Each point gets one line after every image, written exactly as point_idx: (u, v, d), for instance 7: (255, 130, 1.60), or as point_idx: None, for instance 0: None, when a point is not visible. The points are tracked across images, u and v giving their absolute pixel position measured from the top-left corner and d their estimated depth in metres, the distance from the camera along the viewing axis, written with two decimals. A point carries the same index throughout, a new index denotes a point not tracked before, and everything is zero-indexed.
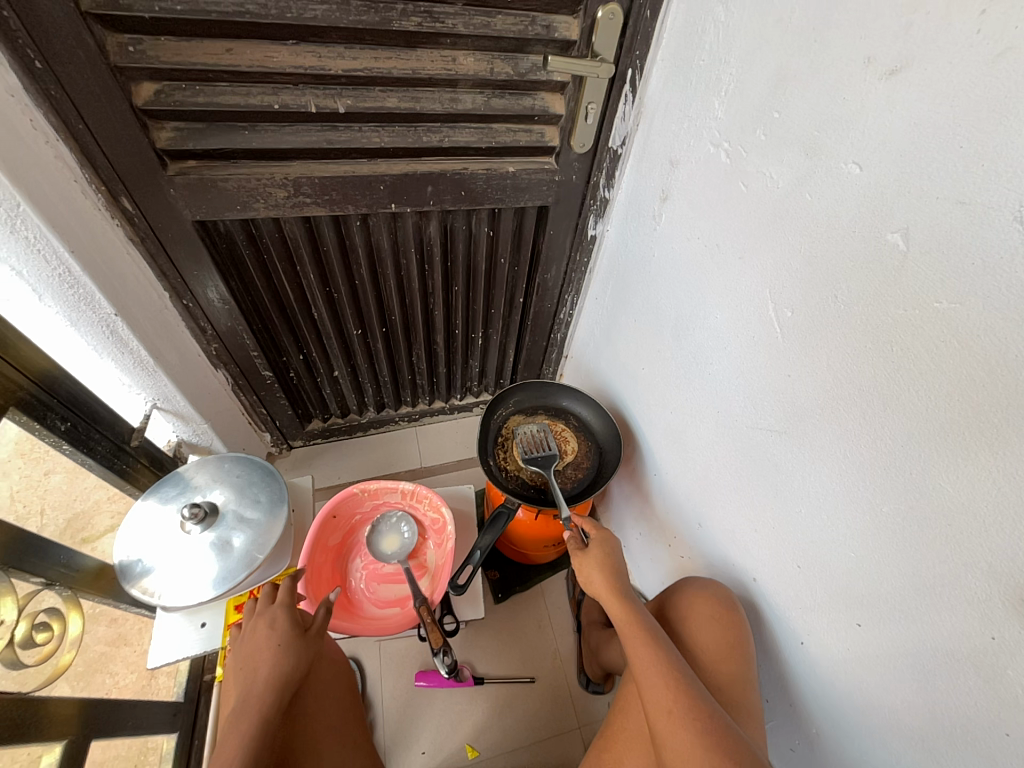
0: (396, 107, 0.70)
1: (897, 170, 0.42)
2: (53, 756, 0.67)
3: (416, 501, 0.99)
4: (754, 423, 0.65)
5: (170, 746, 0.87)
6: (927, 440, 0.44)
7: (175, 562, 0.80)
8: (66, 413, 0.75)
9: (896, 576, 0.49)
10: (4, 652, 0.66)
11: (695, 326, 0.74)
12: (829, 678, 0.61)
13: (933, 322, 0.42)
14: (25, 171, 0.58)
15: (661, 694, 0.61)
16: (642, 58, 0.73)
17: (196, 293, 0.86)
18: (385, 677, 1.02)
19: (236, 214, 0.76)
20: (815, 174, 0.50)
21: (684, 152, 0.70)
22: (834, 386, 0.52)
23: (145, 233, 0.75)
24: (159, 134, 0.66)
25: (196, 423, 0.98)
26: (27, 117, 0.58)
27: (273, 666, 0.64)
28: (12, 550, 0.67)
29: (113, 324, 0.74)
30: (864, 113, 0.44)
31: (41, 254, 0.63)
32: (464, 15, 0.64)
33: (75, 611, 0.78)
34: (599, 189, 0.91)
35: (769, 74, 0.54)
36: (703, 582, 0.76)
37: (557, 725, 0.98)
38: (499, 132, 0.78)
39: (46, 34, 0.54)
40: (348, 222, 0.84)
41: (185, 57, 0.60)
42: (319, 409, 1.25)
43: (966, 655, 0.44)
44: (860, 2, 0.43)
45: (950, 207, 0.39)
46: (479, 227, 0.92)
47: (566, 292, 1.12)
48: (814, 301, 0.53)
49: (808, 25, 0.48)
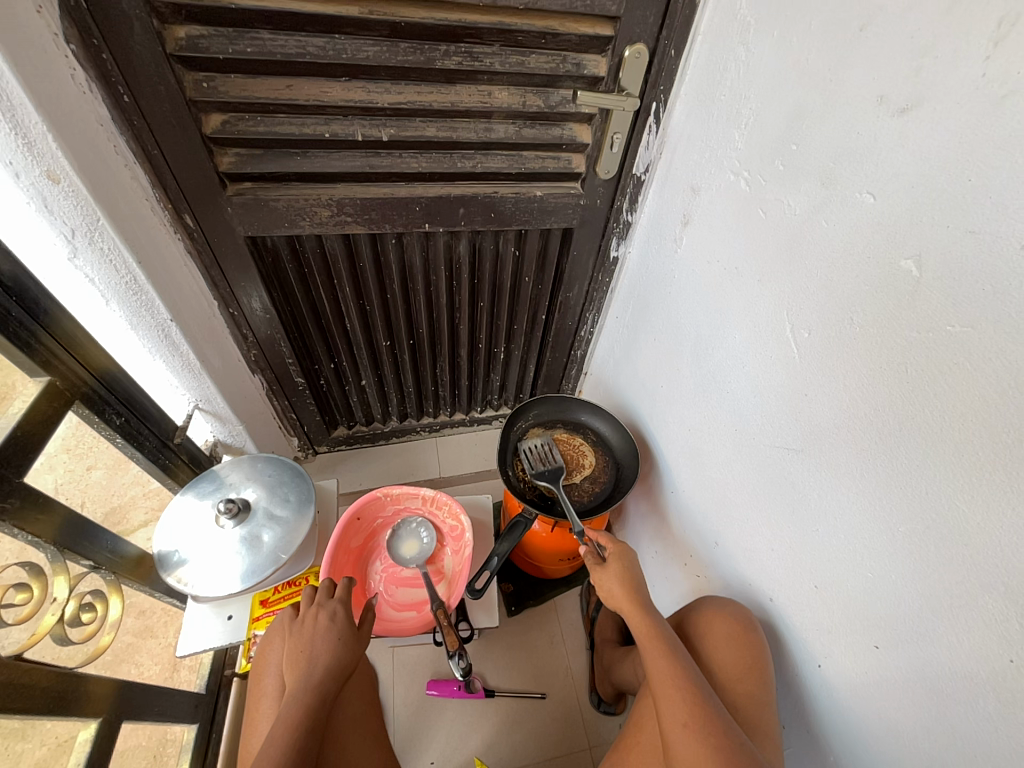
0: (434, 136, 0.75)
1: (909, 200, 0.44)
2: (90, 731, 0.71)
3: (435, 508, 1.02)
4: (772, 441, 0.66)
5: (188, 738, 0.90)
6: (943, 460, 0.44)
7: (209, 554, 0.85)
8: (121, 408, 0.81)
9: (914, 597, 0.49)
10: (55, 628, 0.70)
11: (714, 346, 0.76)
12: (846, 705, 0.60)
13: (946, 344, 0.43)
14: (107, 191, 0.66)
15: (677, 709, 0.61)
16: (666, 92, 0.77)
17: (241, 301, 0.92)
18: (398, 684, 1.03)
19: (283, 231, 0.82)
20: (830, 202, 0.53)
21: (705, 180, 0.74)
22: (851, 405, 0.53)
23: (202, 247, 0.82)
24: (222, 158, 0.73)
25: (231, 424, 1.04)
26: (112, 143, 0.66)
27: (331, 657, 0.67)
28: (67, 531, 0.72)
29: (168, 330, 0.81)
30: (877, 147, 0.47)
31: (112, 263, 0.70)
32: (500, 54, 0.69)
33: (115, 594, 0.82)
34: (622, 213, 0.95)
35: (787, 109, 0.57)
36: (720, 601, 0.77)
37: (568, 745, 0.97)
38: (529, 159, 0.83)
39: (135, 72, 0.62)
40: (384, 240, 0.90)
41: (251, 92, 0.67)
42: (344, 416, 1.30)
43: (984, 679, 0.43)
44: (872, 47, 0.46)
45: (959, 236, 0.41)
46: (506, 246, 0.96)
47: (587, 311, 1.15)
48: (830, 323, 0.54)
49: (823, 67, 0.52)
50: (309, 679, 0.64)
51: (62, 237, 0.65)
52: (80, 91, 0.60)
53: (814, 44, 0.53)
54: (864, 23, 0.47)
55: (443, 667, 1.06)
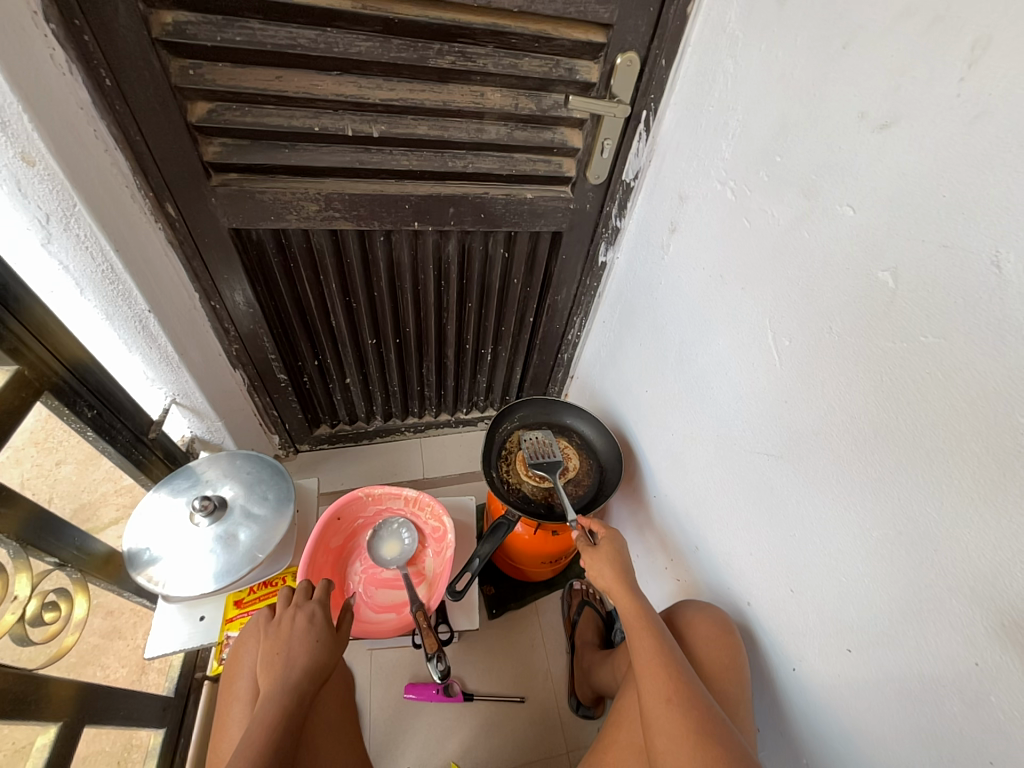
0: (425, 134, 0.75)
1: (886, 214, 0.46)
2: (49, 736, 0.68)
3: (418, 509, 1.01)
4: (753, 446, 0.67)
5: (155, 742, 0.87)
6: (916, 469, 0.45)
7: (182, 552, 0.82)
8: (93, 401, 0.79)
9: (886, 601, 0.50)
10: (14, 627, 0.68)
11: (698, 351, 0.77)
12: (820, 707, 0.61)
13: (919, 354, 0.44)
14: (85, 175, 0.63)
15: (661, 684, 0.62)
16: (656, 101, 0.78)
17: (223, 294, 0.90)
18: (375, 688, 1.02)
19: (269, 224, 0.81)
20: (812, 214, 0.54)
21: (692, 188, 0.75)
22: (829, 413, 0.54)
23: (184, 237, 0.80)
24: (207, 148, 0.72)
25: (210, 420, 1.01)
26: (92, 127, 0.64)
27: (309, 658, 0.66)
28: (31, 526, 0.69)
29: (146, 321, 0.79)
30: (857, 161, 0.48)
31: (87, 250, 0.68)
32: (494, 56, 0.70)
33: (81, 594, 0.79)
34: (611, 218, 0.96)
35: (773, 121, 0.58)
36: (698, 605, 0.77)
37: (546, 748, 0.97)
38: (520, 161, 0.83)
39: (119, 57, 0.61)
40: (372, 237, 0.89)
41: (238, 81, 0.65)
42: (328, 415, 1.28)
43: (953, 682, 0.44)
44: (854, 65, 0.48)
45: (934, 249, 0.42)
46: (495, 247, 0.96)
47: (575, 314, 1.16)
48: (810, 333, 0.56)
49: (808, 82, 0.53)
50: (287, 680, 0.63)
51: (34, 221, 0.63)
52: (60, 73, 0.59)
53: (799, 59, 0.54)
54: (847, 41, 0.48)
55: (421, 670, 1.04)
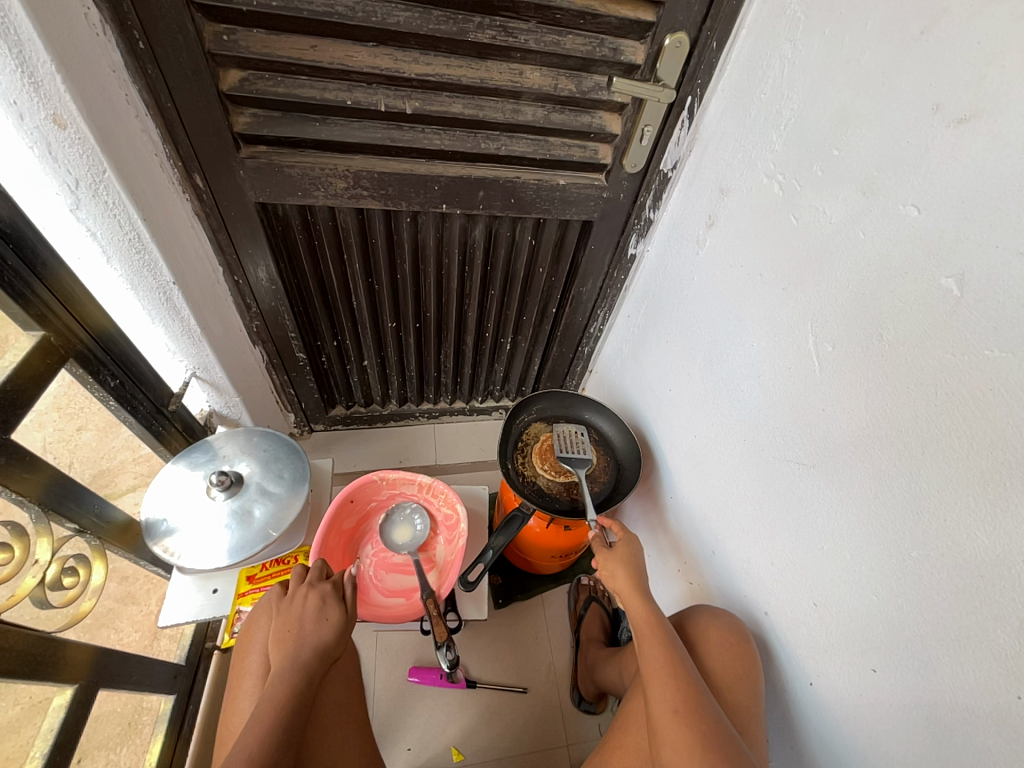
0: (459, 113, 0.73)
1: (955, 216, 0.43)
2: (65, 697, 0.69)
3: (431, 495, 1.01)
4: (782, 453, 0.64)
5: (165, 707, 0.90)
6: (961, 497, 0.43)
7: (198, 525, 0.83)
8: (116, 370, 0.79)
9: (918, 623, 0.48)
10: (34, 591, 0.68)
11: (729, 352, 0.74)
12: (837, 725, 0.60)
13: (981, 368, 0.41)
14: (114, 139, 0.62)
15: (670, 696, 0.60)
16: (703, 87, 0.74)
17: (246, 270, 0.90)
18: (380, 668, 1.03)
19: (296, 200, 0.79)
20: (870, 213, 0.51)
21: (735, 181, 0.72)
22: (870, 425, 0.52)
23: (210, 209, 0.79)
24: (237, 118, 0.70)
25: (228, 395, 1.02)
26: (124, 91, 0.63)
27: (319, 636, 0.66)
28: (53, 490, 0.70)
29: (169, 292, 0.78)
30: (926, 158, 0.45)
31: (116, 218, 0.67)
32: (536, 32, 0.67)
33: (99, 561, 0.81)
34: (644, 209, 0.93)
35: (832, 112, 0.55)
36: (713, 611, 0.75)
37: (546, 740, 0.97)
38: (555, 145, 0.80)
39: (153, 19, 0.59)
40: (398, 218, 0.87)
41: (272, 49, 0.63)
42: (344, 396, 1.28)
43: (988, 713, 0.43)
44: (933, 50, 0.44)
45: (1009, 257, 0.39)
46: (523, 235, 0.94)
47: (599, 307, 1.14)
48: (855, 338, 0.53)
49: (876, 70, 0.50)
50: (297, 658, 0.63)
51: (64, 187, 0.61)
52: (94, 33, 0.57)
53: (869, 45, 0.50)
54: (926, 25, 0.44)
55: (426, 655, 1.05)
